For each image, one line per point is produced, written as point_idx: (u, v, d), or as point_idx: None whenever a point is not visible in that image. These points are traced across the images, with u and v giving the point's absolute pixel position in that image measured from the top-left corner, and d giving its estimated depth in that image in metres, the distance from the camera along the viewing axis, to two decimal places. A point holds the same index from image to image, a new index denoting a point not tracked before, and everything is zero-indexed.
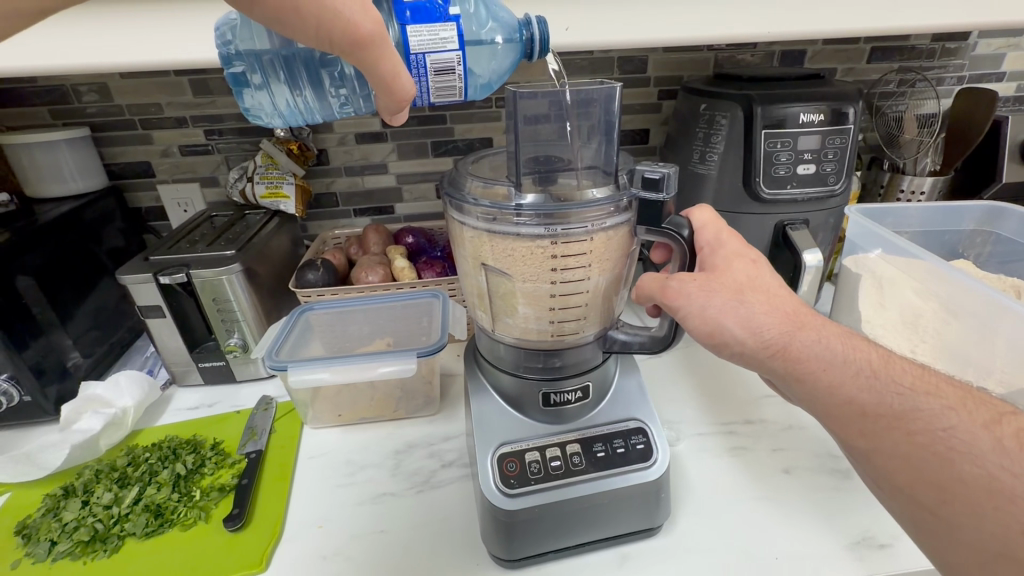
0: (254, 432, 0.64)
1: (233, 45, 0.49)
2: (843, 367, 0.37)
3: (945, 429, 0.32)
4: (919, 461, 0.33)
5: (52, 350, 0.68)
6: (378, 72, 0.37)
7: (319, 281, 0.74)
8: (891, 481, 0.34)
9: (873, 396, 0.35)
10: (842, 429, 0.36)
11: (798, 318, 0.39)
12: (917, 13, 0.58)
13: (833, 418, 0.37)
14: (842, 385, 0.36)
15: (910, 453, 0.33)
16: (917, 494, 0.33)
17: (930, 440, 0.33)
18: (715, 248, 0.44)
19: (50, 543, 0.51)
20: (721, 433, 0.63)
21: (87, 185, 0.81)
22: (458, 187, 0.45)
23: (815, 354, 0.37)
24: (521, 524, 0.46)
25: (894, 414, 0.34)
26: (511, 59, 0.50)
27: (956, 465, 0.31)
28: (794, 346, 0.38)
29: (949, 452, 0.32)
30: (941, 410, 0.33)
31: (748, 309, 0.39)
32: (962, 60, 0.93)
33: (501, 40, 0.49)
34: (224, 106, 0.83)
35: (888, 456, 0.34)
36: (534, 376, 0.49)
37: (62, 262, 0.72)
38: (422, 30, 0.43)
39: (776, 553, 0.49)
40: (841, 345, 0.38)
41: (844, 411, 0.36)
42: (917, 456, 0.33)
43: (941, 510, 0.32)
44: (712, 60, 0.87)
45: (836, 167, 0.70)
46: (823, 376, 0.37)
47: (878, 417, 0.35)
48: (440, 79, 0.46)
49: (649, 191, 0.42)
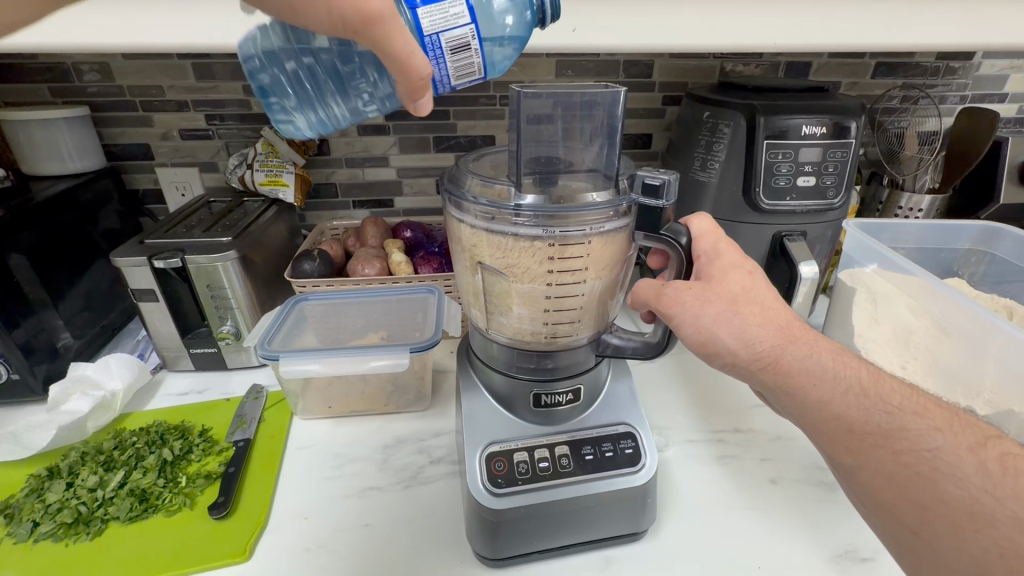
0: (243, 420, 0.64)
1: (255, 55, 0.48)
2: (833, 383, 0.37)
3: (931, 449, 0.33)
4: (905, 479, 0.33)
5: (43, 330, 0.68)
6: (388, 46, 0.36)
7: (314, 272, 0.74)
8: (875, 498, 0.34)
9: (862, 413, 0.35)
10: (829, 444, 0.36)
11: (791, 332, 0.39)
12: (925, 31, 0.57)
13: (820, 433, 0.37)
14: (831, 401, 0.36)
15: (895, 472, 0.33)
16: (901, 512, 0.33)
17: (915, 460, 0.33)
18: (711, 257, 0.44)
19: (33, 524, 0.51)
20: (710, 440, 0.63)
21: (83, 165, 0.80)
22: (458, 184, 0.45)
23: (806, 369, 0.37)
24: (505, 524, 0.46)
25: (881, 433, 0.34)
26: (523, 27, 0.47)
27: (940, 486, 0.32)
28: (785, 359, 0.38)
29: (933, 473, 0.32)
30: (927, 430, 0.33)
31: (741, 321, 0.39)
32: (966, 79, 0.94)
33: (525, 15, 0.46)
34: (227, 91, 0.83)
35: (873, 473, 0.34)
36: (526, 376, 0.49)
37: (56, 242, 0.71)
38: (433, 9, 0.40)
39: (757, 563, 0.49)
40: (832, 360, 0.38)
41: (832, 426, 0.36)
42: (903, 475, 0.33)
43: (922, 530, 0.32)
44: (717, 67, 0.88)
45: (835, 181, 0.71)
46: (812, 391, 0.37)
47: (864, 435, 0.35)
48: (458, 58, 0.43)
49: (649, 198, 0.41)
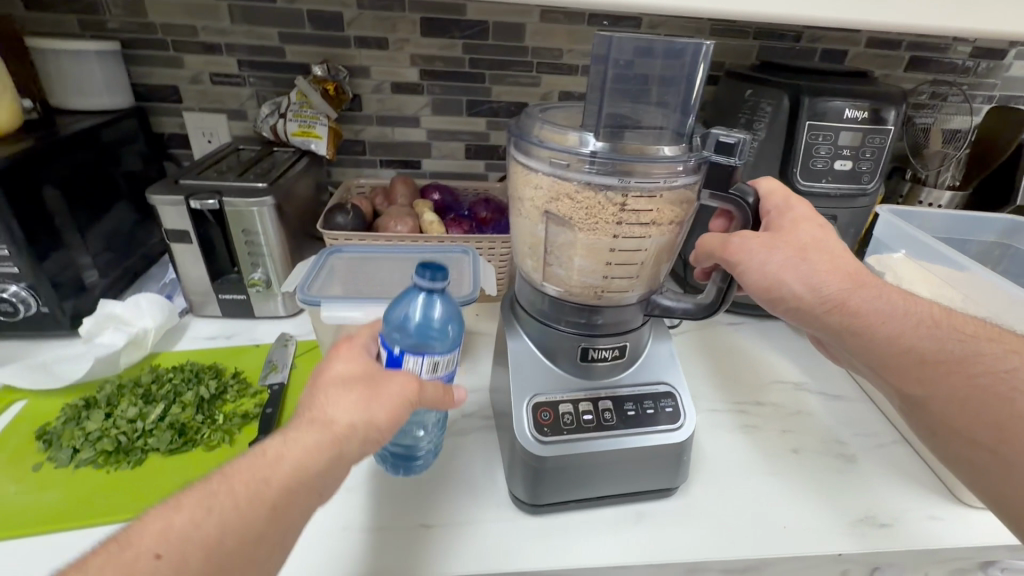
0: (275, 365, 0.64)
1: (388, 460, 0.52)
2: (904, 321, 0.41)
3: (1006, 370, 0.37)
4: (983, 399, 0.37)
5: (69, 265, 0.67)
6: (433, 398, 0.41)
7: (347, 225, 0.74)
8: (950, 422, 0.38)
9: (937, 343, 0.40)
10: (901, 377, 0.40)
11: (857, 279, 0.43)
12: (978, 18, 0.58)
13: (892, 369, 0.41)
14: (905, 337, 0.40)
15: (972, 394, 0.37)
16: (977, 432, 0.37)
17: (991, 380, 0.37)
18: (783, 211, 0.47)
19: (73, 450, 0.51)
20: (734, 411, 0.65)
21: (109, 102, 0.78)
22: (528, 130, 0.45)
23: (876, 310, 0.41)
24: (550, 470, 0.47)
25: (956, 359, 0.38)
26: (455, 325, 0.46)
27: (1018, 401, 0.36)
28: (853, 302, 0.42)
29: (1010, 392, 0.36)
30: (1000, 355, 0.38)
31: (809, 267, 0.43)
32: (995, 81, 0.95)
33: (440, 317, 0.45)
34: (262, 37, 0.81)
35: (949, 400, 0.38)
36: (575, 330, 0.49)
37: (85, 178, 0.70)
38: None
39: (782, 523, 0.51)
40: (899, 301, 0.42)
41: (907, 361, 0.40)
42: (982, 396, 0.37)
43: (1001, 444, 0.36)
44: (755, 50, 0.88)
45: (871, 166, 0.71)
46: (883, 329, 0.41)
47: (938, 364, 0.39)
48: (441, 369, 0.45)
49: (722, 155, 0.43)
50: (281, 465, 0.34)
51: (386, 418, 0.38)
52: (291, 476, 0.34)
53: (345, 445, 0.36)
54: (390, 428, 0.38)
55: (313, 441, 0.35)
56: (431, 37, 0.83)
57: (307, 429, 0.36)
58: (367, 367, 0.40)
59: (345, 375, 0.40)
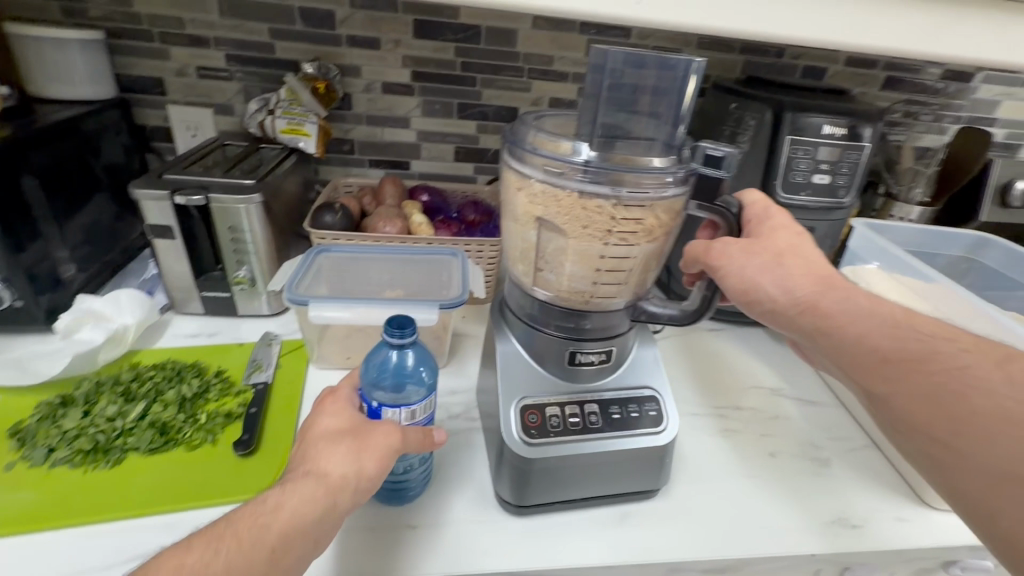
0: (259, 364, 0.63)
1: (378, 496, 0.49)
2: (868, 321, 0.41)
3: (960, 368, 0.37)
4: (940, 397, 0.37)
5: (46, 258, 0.65)
6: (417, 443, 0.43)
7: (335, 225, 0.74)
8: (908, 420, 0.38)
9: (897, 342, 0.40)
10: (862, 374, 0.41)
11: (830, 282, 0.45)
12: (952, 43, 0.61)
13: (854, 366, 0.41)
14: (866, 336, 0.41)
15: (930, 391, 0.37)
16: (933, 429, 0.37)
17: (946, 378, 0.37)
18: (762, 219, 0.49)
19: (48, 449, 0.50)
20: (714, 415, 0.67)
21: (90, 92, 0.76)
22: (523, 138, 0.46)
23: (843, 310, 0.42)
24: (536, 471, 0.48)
25: (916, 357, 0.39)
26: (429, 368, 0.48)
27: (971, 399, 0.36)
28: (824, 304, 0.43)
29: (962, 389, 0.36)
30: (956, 353, 0.38)
31: (784, 271, 0.45)
32: (963, 102, 0.99)
33: (412, 362, 0.47)
34: (251, 32, 0.80)
35: (906, 396, 0.38)
36: (563, 334, 0.50)
37: (65, 169, 0.68)
38: None
39: (758, 524, 0.53)
40: (864, 301, 0.43)
41: (870, 358, 0.40)
42: (938, 393, 0.37)
43: (953, 440, 0.36)
44: (740, 64, 0.91)
45: (848, 181, 0.74)
46: (846, 329, 0.42)
47: (898, 362, 0.39)
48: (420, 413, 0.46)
49: (710, 168, 0.44)
50: (277, 517, 0.36)
51: (375, 466, 0.40)
52: (286, 525, 0.36)
53: (339, 494, 0.38)
54: (381, 475, 0.40)
55: (306, 493, 0.37)
56: (423, 39, 0.83)
57: (299, 481, 0.38)
58: (352, 420, 0.43)
59: (335, 425, 0.42)
